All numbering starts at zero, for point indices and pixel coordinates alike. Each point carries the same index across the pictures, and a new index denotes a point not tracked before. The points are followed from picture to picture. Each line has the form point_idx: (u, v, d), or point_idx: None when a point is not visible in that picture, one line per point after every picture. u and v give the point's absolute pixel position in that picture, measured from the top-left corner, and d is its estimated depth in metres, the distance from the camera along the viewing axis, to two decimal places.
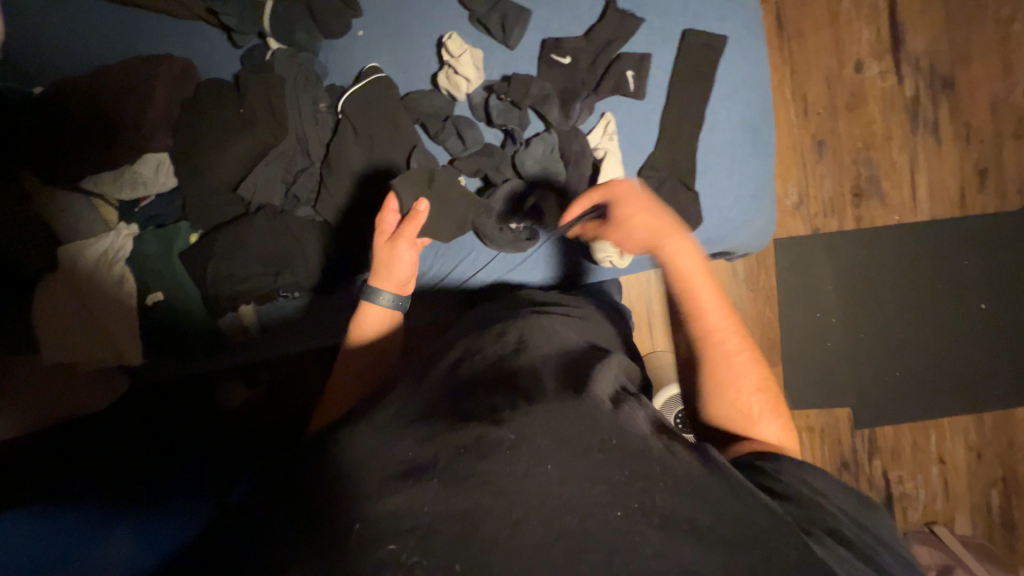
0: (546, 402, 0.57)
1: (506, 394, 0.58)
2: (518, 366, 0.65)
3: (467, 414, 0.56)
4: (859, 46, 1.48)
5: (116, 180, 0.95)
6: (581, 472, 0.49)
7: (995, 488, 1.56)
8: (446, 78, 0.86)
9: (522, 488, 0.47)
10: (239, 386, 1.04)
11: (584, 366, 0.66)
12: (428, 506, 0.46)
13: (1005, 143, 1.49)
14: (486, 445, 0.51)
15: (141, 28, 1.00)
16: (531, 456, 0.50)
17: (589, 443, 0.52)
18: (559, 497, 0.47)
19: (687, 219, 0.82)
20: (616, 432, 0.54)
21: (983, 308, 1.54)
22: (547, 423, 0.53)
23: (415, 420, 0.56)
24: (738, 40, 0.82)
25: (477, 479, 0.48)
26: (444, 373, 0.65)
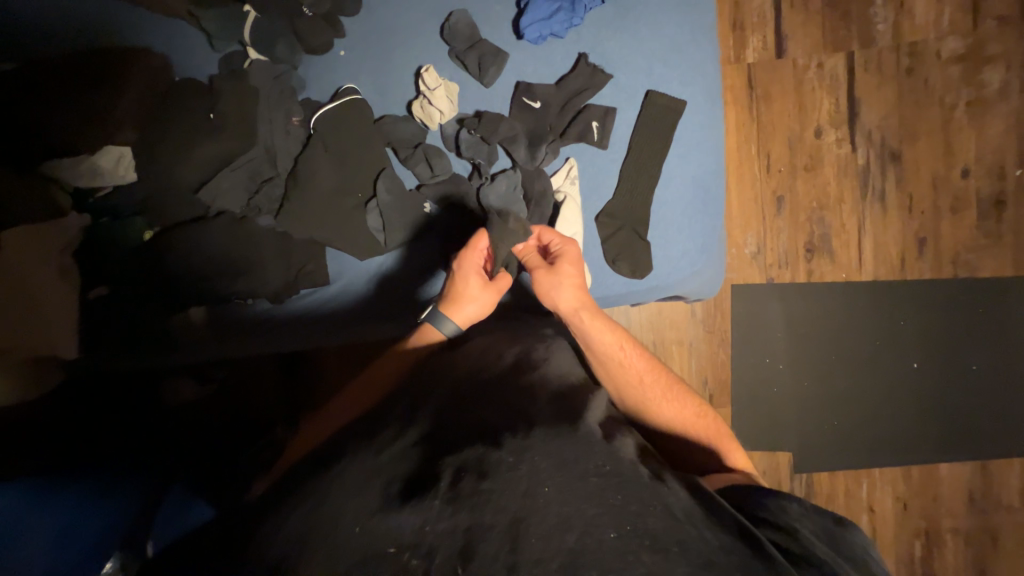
0: (545, 429, 0.64)
1: (508, 418, 0.65)
2: (525, 390, 0.71)
3: (471, 436, 0.62)
4: (819, 113, 1.59)
5: (76, 167, 0.93)
6: (577, 492, 0.56)
7: (919, 540, 1.64)
8: (421, 107, 0.89)
9: (522, 504, 0.54)
10: (188, 382, 0.96)
11: (575, 393, 0.74)
12: (430, 525, 0.53)
13: (944, 216, 1.60)
14: (489, 466, 0.58)
15: (119, 18, 0.98)
16: (531, 476, 0.57)
17: (583, 468, 0.59)
18: (558, 514, 0.54)
19: (636, 266, 0.88)
20: (609, 460, 0.62)
21: (915, 367, 1.64)
22: (545, 449, 0.60)
23: (419, 442, 0.63)
24: (696, 105, 0.87)
25: (480, 498, 0.55)
26: (454, 389, 0.71)
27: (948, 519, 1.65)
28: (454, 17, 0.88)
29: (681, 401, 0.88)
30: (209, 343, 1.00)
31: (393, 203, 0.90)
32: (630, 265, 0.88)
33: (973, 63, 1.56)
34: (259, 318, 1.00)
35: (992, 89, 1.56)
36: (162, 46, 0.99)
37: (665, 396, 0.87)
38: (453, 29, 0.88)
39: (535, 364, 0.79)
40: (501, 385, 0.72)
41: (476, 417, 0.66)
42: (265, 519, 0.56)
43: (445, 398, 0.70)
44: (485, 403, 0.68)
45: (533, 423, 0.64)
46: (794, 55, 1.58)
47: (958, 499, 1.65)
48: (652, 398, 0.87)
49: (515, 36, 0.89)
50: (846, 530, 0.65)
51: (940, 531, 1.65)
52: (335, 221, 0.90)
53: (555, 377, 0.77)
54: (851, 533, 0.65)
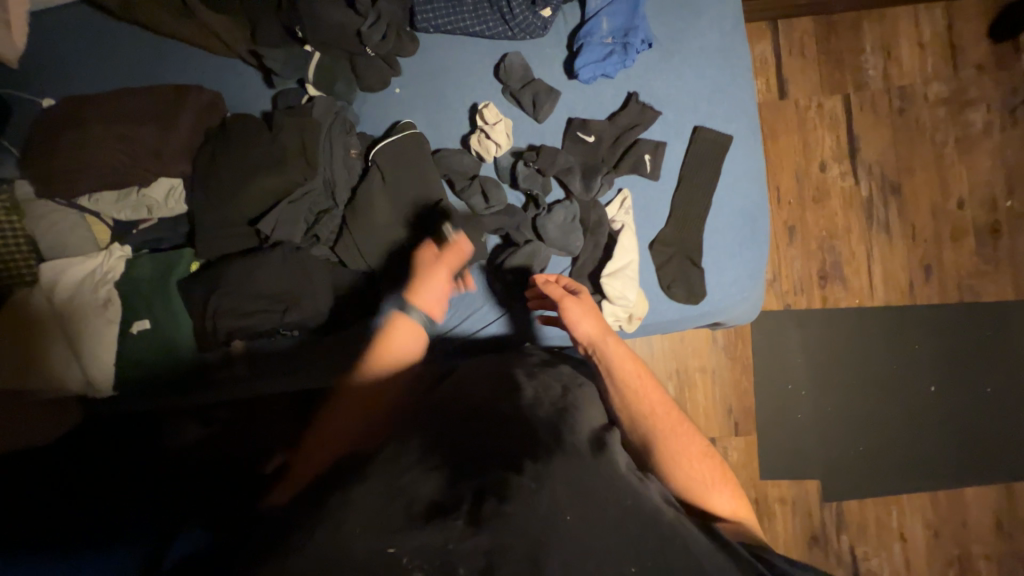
0: (565, 455, 0.62)
1: (526, 439, 0.63)
2: (545, 412, 0.69)
3: (491, 458, 0.60)
4: (822, 149, 1.69)
5: (125, 198, 0.92)
6: (599, 525, 0.55)
7: (952, 568, 1.63)
8: (478, 141, 0.92)
9: (543, 531, 0.53)
10: (191, 424, 0.88)
11: (579, 408, 0.72)
12: (452, 543, 0.51)
13: (945, 244, 1.69)
14: (509, 489, 0.56)
15: (171, 56, 0.99)
16: (551, 503, 0.56)
17: (602, 500, 0.58)
18: (578, 547, 0.53)
19: (690, 292, 0.90)
20: (631, 495, 0.60)
21: (932, 390, 1.68)
22: (565, 474, 0.59)
23: (440, 464, 0.59)
24: (741, 139, 0.92)
25: (502, 523, 0.53)
26: (475, 413, 0.68)
27: (979, 545, 1.64)
28: (509, 57, 0.93)
29: (689, 438, 0.78)
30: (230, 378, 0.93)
31: (450, 232, 0.91)
32: (682, 294, 0.90)
33: (956, 106, 1.70)
34: (292, 348, 0.95)
35: (976, 128, 1.69)
36: (212, 82, 0.99)
37: (674, 430, 0.78)
38: (508, 69, 0.93)
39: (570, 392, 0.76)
40: (516, 406, 0.70)
41: (497, 442, 0.63)
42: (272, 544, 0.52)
43: (454, 420, 0.67)
44: (501, 426, 0.65)
45: (552, 448, 0.62)
46: (795, 97, 1.69)
47: (986, 524, 1.65)
48: (660, 431, 0.78)
49: (567, 76, 0.94)
50: None
51: (972, 559, 1.63)
52: (393, 250, 0.91)
53: (563, 402, 0.73)
54: None
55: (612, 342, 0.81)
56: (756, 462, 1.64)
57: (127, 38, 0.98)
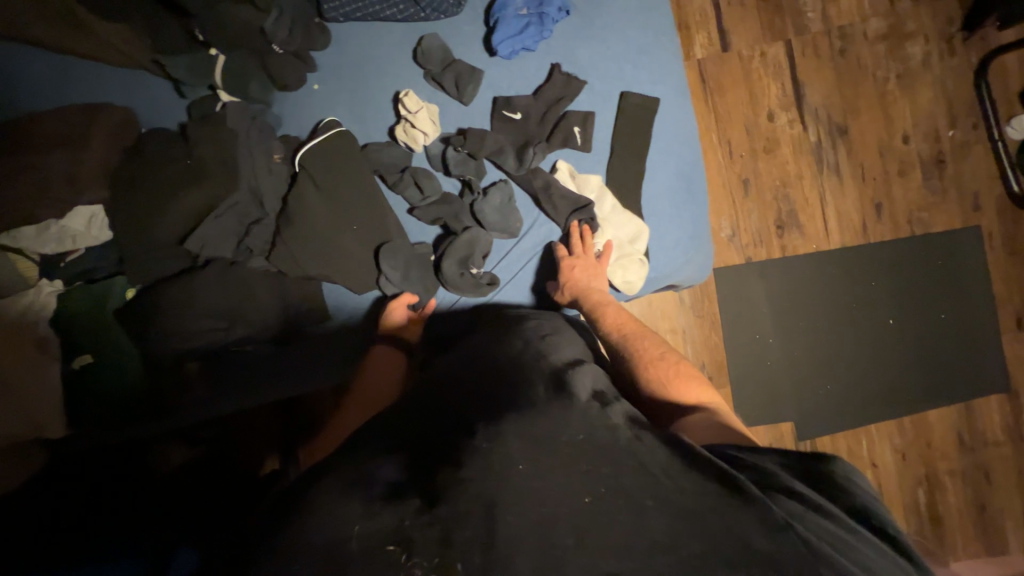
0: (518, 411, 0.62)
1: (478, 407, 0.65)
2: (500, 374, 0.71)
3: (450, 427, 0.62)
4: (769, 99, 1.69)
5: (42, 234, 0.86)
6: (550, 466, 0.54)
7: (921, 486, 1.73)
8: (404, 131, 0.90)
9: (495, 487, 0.52)
10: (178, 446, 0.91)
11: (538, 362, 0.73)
12: (409, 519, 0.49)
13: (893, 180, 1.72)
14: (462, 454, 0.57)
15: (73, 75, 0.93)
16: (503, 457, 0.55)
17: (555, 441, 0.57)
18: (530, 491, 0.52)
19: (636, 257, 0.90)
20: (583, 429, 0.59)
21: (891, 322, 1.74)
22: (519, 429, 0.59)
23: (396, 445, 0.60)
24: (669, 101, 0.92)
25: (458, 488, 0.52)
26: (431, 394, 0.70)
27: (944, 462, 1.74)
28: (426, 40, 0.90)
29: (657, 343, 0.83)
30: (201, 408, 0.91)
31: (389, 228, 0.91)
32: (621, 277, 0.90)
33: (895, 40, 1.70)
34: (251, 365, 0.93)
35: (916, 61, 1.70)
36: (123, 99, 0.95)
37: (646, 336, 0.84)
38: (426, 52, 0.90)
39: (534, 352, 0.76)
40: (478, 380, 0.71)
41: (459, 409, 0.65)
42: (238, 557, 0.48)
43: (421, 404, 0.69)
44: (460, 401, 0.67)
45: (506, 409, 0.63)
46: (738, 48, 1.68)
47: (949, 442, 1.74)
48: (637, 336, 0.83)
49: (487, 54, 0.92)
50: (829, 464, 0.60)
51: (939, 474, 1.73)
52: (329, 253, 0.89)
53: (520, 358, 0.75)
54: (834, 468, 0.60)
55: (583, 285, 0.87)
56: None
57: (19, 59, 0.90)
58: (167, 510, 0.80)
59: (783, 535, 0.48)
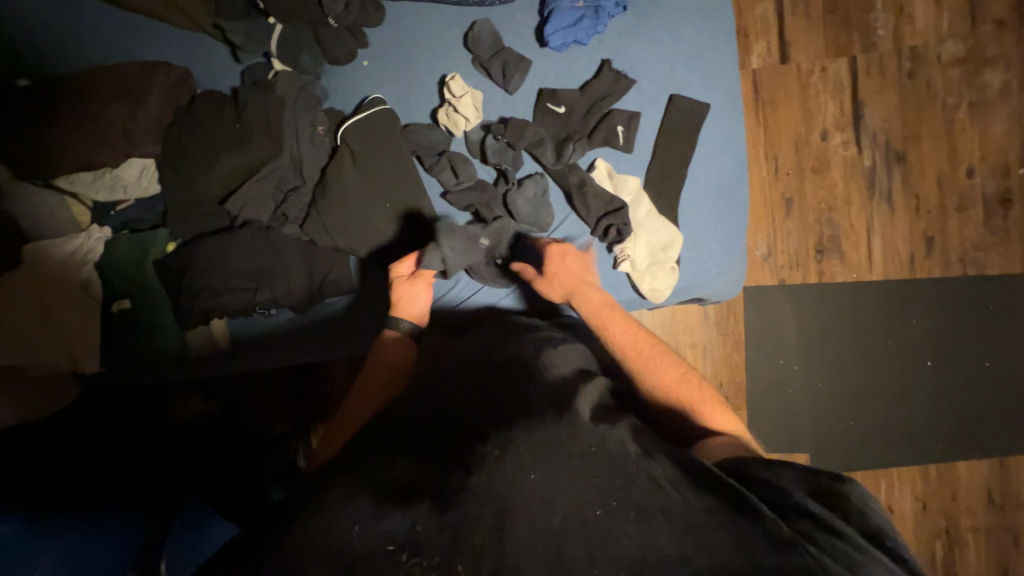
0: (529, 419, 0.61)
1: (486, 411, 0.64)
2: (511, 381, 0.70)
3: (456, 431, 0.61)
4: (824, 117, 1.61)
5: (99, 180, 0.92)
6: (561, 476, 0.54)
7: (940, 539, 1.64)
8: (446, 114, 0.90)
9: (507, 495, 0.53)
10: (195, 398, 1.05)
11: (549, 370, 0.72)
12: (421, 523, 0.50)
13: (950, 215, 1.62)
14: (475, 460, 0.57)
15: (138, 33, 0.97)
16: (515, 466, 0.55)
17: (565, 450, 0.57)
18: (541, 501, 0.52)
19: (665, 264, 0.88)
20: (595, 440, 0.58)
21: (928, 364, 1.65)
22: (529, 439, 0.58)
23: (408, 448, 0.60)
24: (719, 108, 0.89)
25: (469, 495, 0.53)
26: (441, 391, 0.69)
27: (969, 518, 1.64)
28: (478, 25, 0.90)
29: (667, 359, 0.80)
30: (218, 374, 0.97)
31: (420, 208, 0.91)
32: (648, 283, 0.88)
33: (971, 67, 1.59)
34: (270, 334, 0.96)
35: (992, 91, 1.59)
36: (181, 59, 0.98)
37: (657, 353, 0.81)
38: (477, 38, 0.90)
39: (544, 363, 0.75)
40: (494, 382, 0.69)
41: (467, 413, 0.64)
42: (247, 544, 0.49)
43: (426, 400, 0.68)
44: (475, 402, 0.66)
45: (518, 415, 0.62)
46: (797, 61, 1.61)
47: (977, 498, 1.65)
48: (645, 355, 0.80)
49: (538, 44, 0.91)
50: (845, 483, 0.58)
51: (961, 530, 1.64)
52: (360, 227, 0.90)
53: (533, 364, 0.73)
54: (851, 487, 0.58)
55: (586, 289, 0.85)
56: None
57: (95, 16, 0.96)
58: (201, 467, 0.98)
59: (796, 554, 0.48)
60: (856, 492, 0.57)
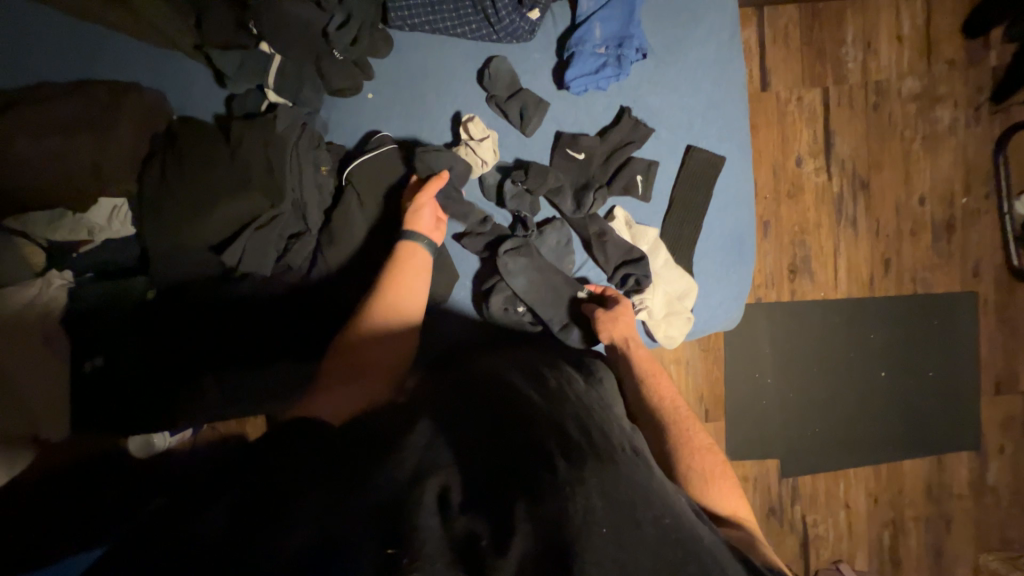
0: (604, 464, 0.58)
1: (557, 436, 0.61)
2: (569, 406, 0.68)
3: (526, 455, 0.58)
4: (800, 144, 1.70)
5: (58, 221, 0.80)
6: (632, 539, 0.51)
7: (887, 529, 1.83)
8: (460, 156, 0.86)
9: (576, 543, 0.49)
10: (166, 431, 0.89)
11: (603, 411, 0.71)
12: (483, 539, 0.49)
13: (904, 239, 1.77)
14: (541, 488, 0.54)
15: (101, 49, 0.85)
16: (587, 512, 0.52)
17: (640, 516, 0.53)
18: (613, 561, 0.49)
19: (682, 313, 0.89)
20: (666, 510, 0.56)
21: (883, 374, 1.81)
22: (604, 486, 0.55)
23: (466, 459, 0.59)
24: (733, 160, 0.90)
25: (535, 524, 0.50)
26: (495, 412, 0.67)
27: (911, 509, 1.84)
28: (495, 64, 0.86)
29: (690, 426, 0.81)
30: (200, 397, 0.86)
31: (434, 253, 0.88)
32: (663, 331, 0.89)
33: (926, 102, 1.73)
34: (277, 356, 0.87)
35: (943, 125, 1.74)
36: (155, 80, 0.87)
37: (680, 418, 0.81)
38: (493, 76, 0.86)
39: (602, 402, 0.74)
40: (548, 402, 0.68)
41: (534, 432, 0.61)
42: (282, 524, 0.47)
43: (490, 417, 0.66)
44: (537, 423, 0.63)
45: (588, 450, 0.60)
46: (777, 89, 1.68)
47: (918, 491, 1.84)
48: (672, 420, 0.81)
49: (556, 87, 0.88)
50: None
51: (904, 520, 1.84)
52: (368, 274, 0.87)
53: (588, 398, 0.73)
54: None
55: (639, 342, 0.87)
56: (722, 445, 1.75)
57: (46, 27, 0.83)
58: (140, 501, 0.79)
59: None
60: None
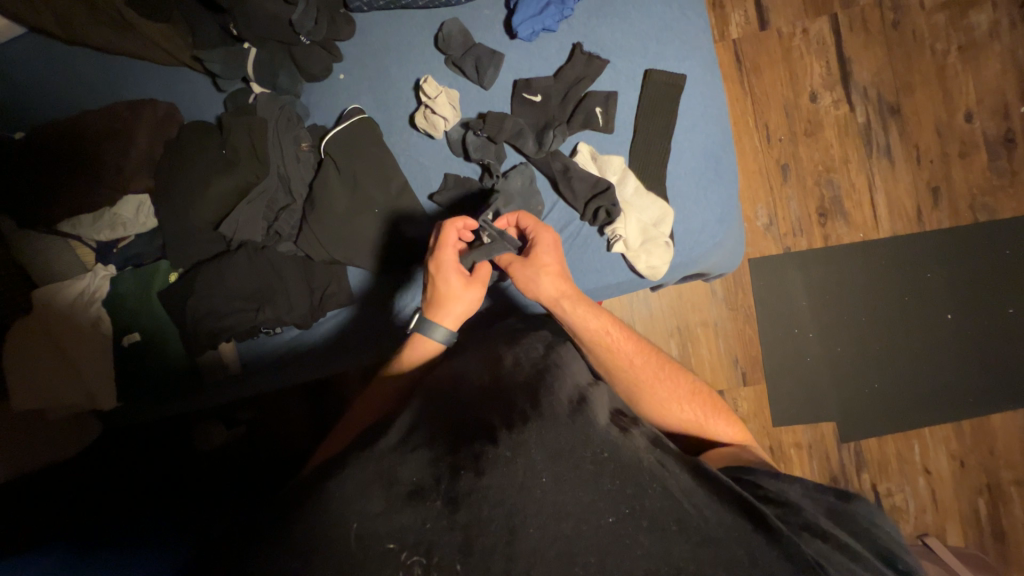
0: (542, 420, 0.60)
1: (503, 410, 0.62)
2: (513, 384, 0.68)
3: (466, 436, 0.59)
4: (812, 78, 1.58)
5: (99, 221, 0.94)
6: (572, 482, 0.54)
7: (983, 496, 1.58)
8: (424, 117, 0.91)
9: (518, 499, 0.52)
10: (217, 426, 1.01)
11: (560, 367, 0.73)
12: (429, 523, 0.51)
13: (953, 162, 1.58)
14: (486, 461, 0.55)
15: (122, 75, 1.00)
16: (527, 468, 0.55)
17: (580, 456, 0.56)
18: (553, 505, 0.52)
19: (659, 241, 0.87)
20: (607, 446, 0.58)
21: (950, 317, 1.60)
22: (541, 439, 0.57)
23: (417, 442, 0.59)
24: (695, 78, 0.90)
25: (479, 496, 0.52)
26: (447, 398, 0.67)
27: (1010, 471, 1.59)
28: (447, 26, 0.91)
29: (675, 383, 0.83)
30: (229, 385, 0.97)
31: (411, 211, 0.92)
32: (644, 262, 0.87)
33: (957, 9, 1.56)
34: (280, 351, 0.99)
35: (981, 31, 1.56)
36: (166, 94, 1.00)
37: (659, 378, 0.83)
38: (447, 37, 0.91)
39: (554, 363, 0.74)
40: (499, 383, 0.69)
41: (473, 416, 0.63)
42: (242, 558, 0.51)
43: (441, 403, 0.66)
44: (485, 404, 0.64)
45: (529, 414, 0.61)
46: (778, 25, 1.58)
47: (1016, 449, 1.59)
48: (647, 384, 0.82)
49: (508, 37, 0.92)
50: (856, 502, 0.64)
51: (1004, 485, 1.58)
52: (349, 236, 0.92)
53: (545, 361, 0.74)
54: (857, 507, 0.63)
55: (576, 300, 0.81)
56: (768, 411, 1.60)
57: (78, 63, 0.99)
58: (203, 494, 0.86)
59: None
60: (865, 516, 0.62)
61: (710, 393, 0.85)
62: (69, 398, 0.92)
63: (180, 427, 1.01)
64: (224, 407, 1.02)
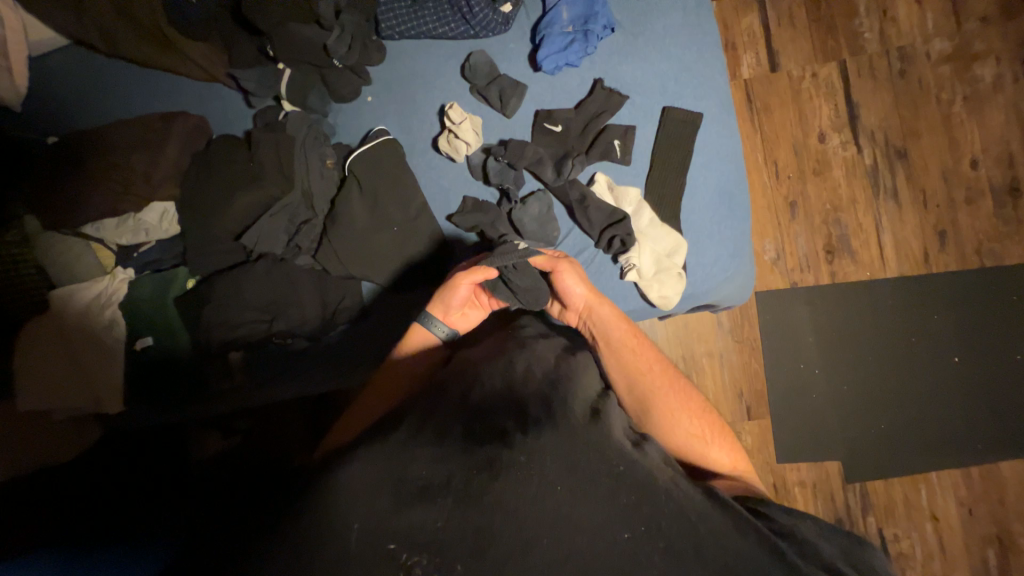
0: (555, 429, 0.60)
1: (516, 414, 0.61)
2: (525, 390, 0.67)
3: (479, 437, 0.59)
4: (821, 120, 1.63)
5: (122, 225, 0.96)
6: (586, 494, 0.54)
7: (992, 547, 1.54)
8: (447, 142, 0.94)
9: (532, 510, 0.52)
10: (214, 436, 0.96)
11: (573, 376, 0.73)
12: (441, 522, 0.51)
13: (959, 208, 1.61)
14: (500, 465, 0.55)
15: (156, 87, 1.03)
16: (540, 475, 0.55)
17: (593, 469, 0.56)
18: (565, 518, 0.52)
19: (673, 272, 0.88)
20: (623, 460, 0.58)
21: (957, 361, 1.60)
22: (555, 448, 0.57)
23: (428, 441, 0.58)
24: (711, 117, 0.93)
25: (491, 500, 0.52)
26: (458, 396, 0.66)
27: (1019, 522, 1.55)
28: (474, 57, 0.95)
29: (686, 398, 0.82)
30: (233, 390, 0.98)
31: (429, 231, 0.94)
32: (657, 291, 0.89)
33: (961, 62, 1.61)
34: (289, 356, 0.98)
35: (986, 83, 1.61)
36: (197, 107, 1.04)
37: (672, 388, 0.83)
38: (474, 68, 0.95)
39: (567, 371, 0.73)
40: (512, 385, 0.68)
41: (485, 418, 0.61)
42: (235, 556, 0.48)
43: (454, 400, 0.65)
44: (497, 406, 0.63)
45: (542, 422, 0.60)
46: (788, 68, 1.64)
47: None
48: (660, 391, 0.81)
49: (532, 70, 0.96)
50: (872, 549, 0.62)
51: (1013, 536, 1.55)
52: (367, 252, 0.93)
53: (557, 369, 0.73)
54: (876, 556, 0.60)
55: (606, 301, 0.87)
56: (772, 447, 1.57)
57: (116, 75, 1.03)
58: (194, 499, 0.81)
59: None
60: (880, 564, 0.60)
61: (719, 419, 0.83)
62: (77, 399, 0.92)
63: (174, 436, 0.95)
64: (223, 416, 0.97)
